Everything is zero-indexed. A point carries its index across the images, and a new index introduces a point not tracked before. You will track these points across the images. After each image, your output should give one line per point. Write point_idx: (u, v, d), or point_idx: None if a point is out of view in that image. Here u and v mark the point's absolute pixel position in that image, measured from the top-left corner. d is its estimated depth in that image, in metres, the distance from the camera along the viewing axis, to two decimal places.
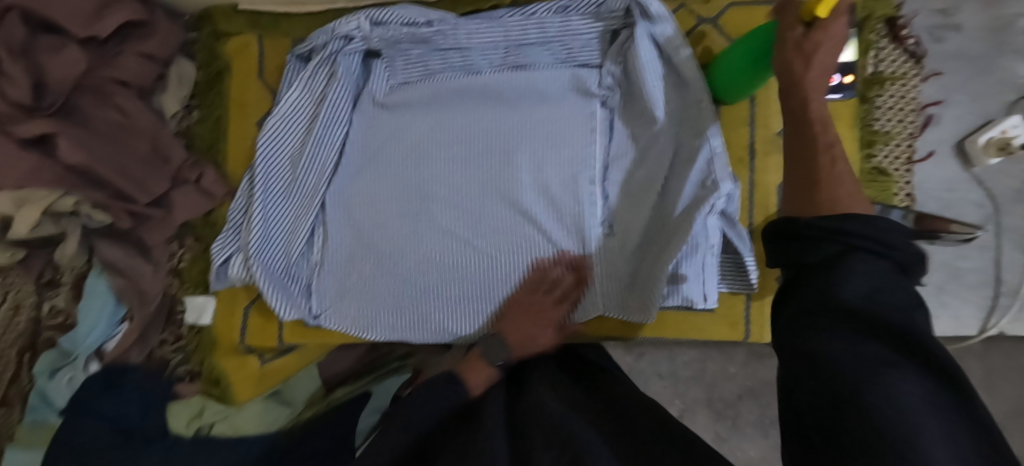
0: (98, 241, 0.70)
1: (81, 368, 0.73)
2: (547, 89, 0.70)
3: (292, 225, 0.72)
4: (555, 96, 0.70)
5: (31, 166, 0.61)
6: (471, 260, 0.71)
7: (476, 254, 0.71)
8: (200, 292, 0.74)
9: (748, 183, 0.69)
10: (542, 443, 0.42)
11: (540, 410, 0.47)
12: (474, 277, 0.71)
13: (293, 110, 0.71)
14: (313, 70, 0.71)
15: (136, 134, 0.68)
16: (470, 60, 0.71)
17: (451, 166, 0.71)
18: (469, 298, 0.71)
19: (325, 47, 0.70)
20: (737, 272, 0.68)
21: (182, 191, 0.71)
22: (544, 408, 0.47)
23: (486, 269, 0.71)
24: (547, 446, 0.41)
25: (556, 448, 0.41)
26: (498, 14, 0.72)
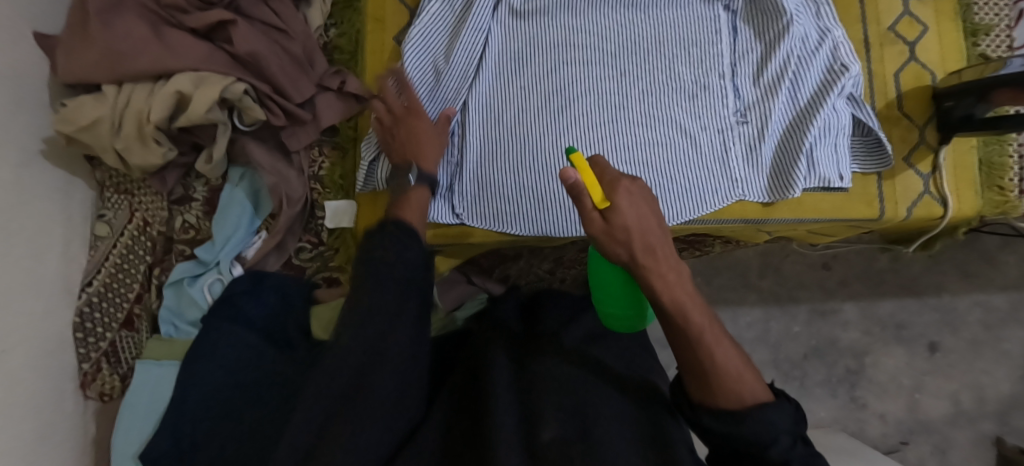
0: (249, 144, 0.71)
1: (226, 271, 0.72)
2: None
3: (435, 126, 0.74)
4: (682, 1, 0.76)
5: (204, 53, 0.63)
6: (611, 152, 0.73)
7: (617, 146, 0.73)
8: (341, 198, 0.74)
9: (867, 72, 0.74)
10: (556, 398, 0.50)
11: (539, 381, 0.52)
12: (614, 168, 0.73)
13: (435, 21, 0.75)
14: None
15: (292, 37, 0.70)
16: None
17: (588, 67, 0.75)
18: None
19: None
20: (869, 152, 0.72)
21: (325, 97, 0.73)
22: (538, 374, 0.54)
23: (628, 160, 0.73)
24: (559, 407, 0.48)
25: (571, 409, 0.49)
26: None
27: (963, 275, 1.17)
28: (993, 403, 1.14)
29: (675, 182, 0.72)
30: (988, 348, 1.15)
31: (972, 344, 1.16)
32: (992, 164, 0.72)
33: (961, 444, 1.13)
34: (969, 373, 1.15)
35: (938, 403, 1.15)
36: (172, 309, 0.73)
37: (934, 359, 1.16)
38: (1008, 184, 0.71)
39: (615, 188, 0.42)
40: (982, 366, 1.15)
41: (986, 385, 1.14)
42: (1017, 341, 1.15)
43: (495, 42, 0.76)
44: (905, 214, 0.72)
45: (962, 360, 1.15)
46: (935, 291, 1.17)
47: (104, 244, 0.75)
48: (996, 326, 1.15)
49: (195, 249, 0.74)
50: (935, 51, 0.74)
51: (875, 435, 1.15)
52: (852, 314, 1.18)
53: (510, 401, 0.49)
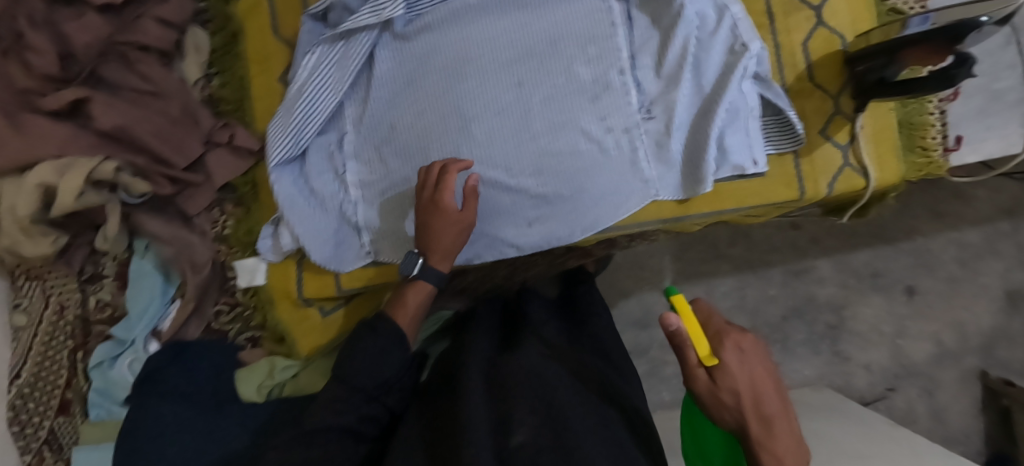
0: (140, 216, 0.68)
1: (141, 349, 0.70)
2: None
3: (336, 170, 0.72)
4: None
5: (66, 135, 0.60)
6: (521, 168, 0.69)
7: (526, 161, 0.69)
8: (250, 255, 0.72)
9: (774, 45, 0.70)
10: (532, 399, 0.51)
11: (520, 379, 0.55)
12: (525, 185, 0.69)
13: (319, 59, 0.70)
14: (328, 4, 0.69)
15: (165, 99, 0.67)
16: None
17: (483, 79, 0.69)
18: (523, 206, 0.70)
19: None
20: (782, 131, 0.69)
21: (216, 154, 0.71)
22: (521, 371, 0.56)
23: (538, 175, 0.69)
24: (532, 411, 0.49)
25: (545, 414, 0.49)
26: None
27: (933, 215, 1.14)
28: (976, 337, 1.12)
29: (586, 190, 0.69)
30: (965, 283, 1.13)
31: (950, 282, 1.14)
32: (913, 125, 0.69)
33: (948, 383, 1.12)
34: (948, 310, 1.13)
35: (920, 345, 1.13)
36: (96, 394, 0.71)
37: (913, 302, 1.14)
38: (931, 144, 0.69)
39: (722, 341, 0.42)
40: (961, 302, 1.13)
41: (967, 320, 1.13)
42: (995, 271, 1.13)
43: (386, 71, 0.72)
44: (828, 191, 0.69)
45: (940, 298, 1.14)
46: (906, 235, 1.14)
47: (24, 334, 0.72)
48: (971, 261, 1.13)
49: (113, 329, 0.72)
50: (843, 12, 0.69)
51: (862, 385, 1.14)
52: (827, 269, 1.15)
53: (487, 410, 0.49)
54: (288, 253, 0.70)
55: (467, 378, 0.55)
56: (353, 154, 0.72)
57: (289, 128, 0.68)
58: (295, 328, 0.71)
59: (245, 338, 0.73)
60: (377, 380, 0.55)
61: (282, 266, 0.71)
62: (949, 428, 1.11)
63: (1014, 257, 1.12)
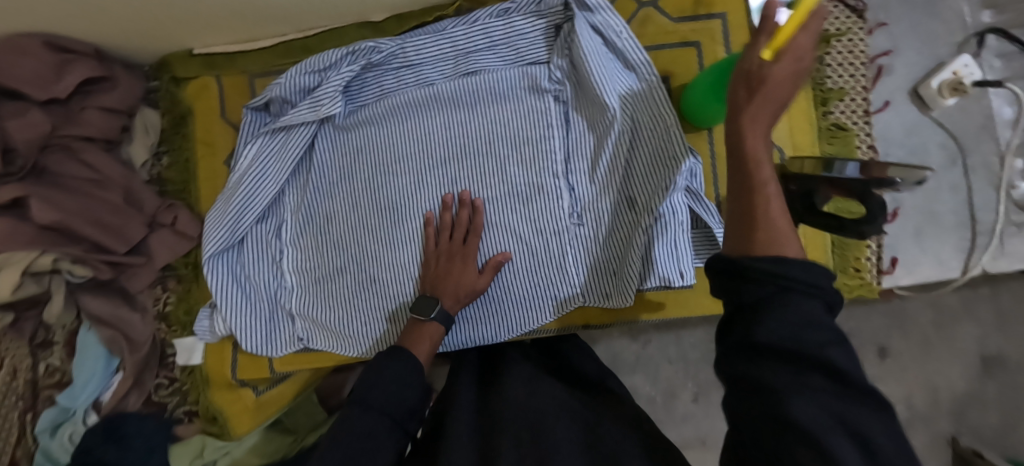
0: (82, 296, 0.71)
1: (81, 421, 0.73)
2: (502, 90, 0.72)
3: (272, 257, 0.73)
4: (510, 95, 0.72)
5: (8, 228, 0.63)
6: None
7: None
8: (188, 334, 0.74)
9: (709, 155, 0.70)
10: (513, 437, 0.55)
11: (501, 413, 0.59)
12: None
13: (258, 151, 0.71)
14: (270, 97, 0.71)
15: (109, 187, 0.69)
16: (422, 73, 0.73)
17: (416, 176, 0.71)
18: None
19: (279, 94, 0.70)
20: (710, 245, 0.69)
21: (159, 236, 0.73)
22: (507, 404, 0.61)
23: None
24: (514, 446, 0.54)
25: (526, 448, 0.53)
26: (442, 25, 0.73)
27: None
28: (948, 403, 0.89)
29: (511, 290, 0.71)
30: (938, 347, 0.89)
31: (924, 346, 0.90)
32: (846, 245, 0.67)
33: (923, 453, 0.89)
34: (921, 371, 0.90)
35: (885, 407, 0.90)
36: (39, 461, 0.74)
37: (886, 364, 0.90)
38: (863, 264, 0.67)
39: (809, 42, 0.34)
40: (934, 365, 0.89)
41: (942, 384, 0.89)
42: (971, 335, 0.89)
43: (326, 160, 0.74)
44: None
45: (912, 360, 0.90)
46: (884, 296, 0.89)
47: None
48: (946, 324, 0.90)
49: (58, 395, 0.76)
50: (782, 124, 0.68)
51: None
52: None
53: (470, 454, 0.54)
54: (224, 335, 0.73)
55: (453, 422, 0.59)
56: (289, 240, 0.73)
57: (224, 220, 0.70)
58: (228, 408, 0.74)
59: (182, 411, 0.76)
60: (391, 388, 0.56)
61: (218, 348, 0.73)
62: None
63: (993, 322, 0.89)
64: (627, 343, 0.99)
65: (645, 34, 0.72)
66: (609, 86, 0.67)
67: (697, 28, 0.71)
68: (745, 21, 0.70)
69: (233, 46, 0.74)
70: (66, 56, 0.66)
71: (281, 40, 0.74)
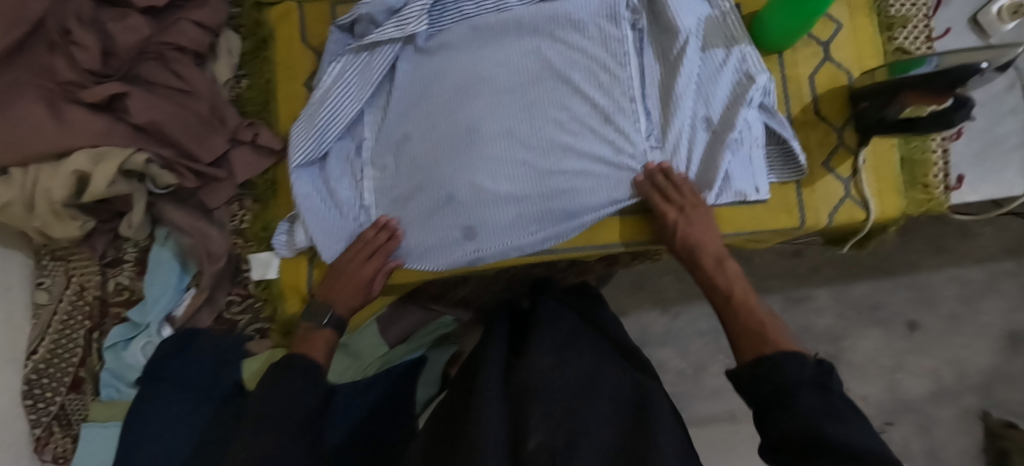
0: (165, 206, 0.72)
1: (155, 333, 0.73)
2: (580, 16, 0.73)
3: (353, 173, 0.76)
4: (588, 21, 0.73)
5: (101, 127, 0.64)
6: (528, 182, 0.72)
7: (534, 176, 0.72)
8: (264, 249, 0.75)
9: (781, 77, 0.72)
10: (547, 406, 0.56)
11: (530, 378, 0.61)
12: (532, 197, 0.72)
13: (341, 69, 0.73)
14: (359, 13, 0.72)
15: (197, 98, 0.71)
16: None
17: (496, 96, 0.73)
18: (527, 221, 0.72)
19: (367, 12, 0.71)
20: (785, 160, 0.71)
21: (239, 152, 0.74)
22: (537, 374, 0.62)
23: (541, 190, 0.72)
24: (548, 413, 0.55)
25: (558, 418, 0.55)
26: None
27: (936, 251, 1.07)
28: (975, 374, 1.06)
29: (585, 208, 0.72)
30: (965, 321, 1.07)
31: (952, 319, 1.07)
32: (914, 162, 0.70)
33: (944, 423, 1.05)
34: (949, 348, 1.07)
35: (919, 381, 1.06)
36: (108, 373, 0.74)
37: (913, 337, 1.07)
38: (932, 181, 0.70)
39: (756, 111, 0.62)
40: (962, 339, 1.06)
41: (968, 356, 1.06)
42: (999, 309, 1.06)
43: (405, 83, 0.76)
44: (828, 221, 0.70)
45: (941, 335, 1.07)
46: (910, 269, 1.08)
47: (45, 311, 0.78)
48: (973, 298, 1.06)
49: (129, 311, 0.76)
50: (850, 49, 0.72)
51: None
52: (827, 299, 1.08)
53: (500, 421, 0.55)
54: (303, 249, 0.73)
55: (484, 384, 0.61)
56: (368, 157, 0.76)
57: (311, 132, 0.71)
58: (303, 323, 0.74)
59: (254, 328, 0.75)
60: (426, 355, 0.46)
61: (296, 261, 0.74)
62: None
63: (1018, 296, 1.06)
64: (658, 314, 1.11)
65: None
66: (683, 12, 0.71)
67: None
68: None
69: None
70: None
71: None
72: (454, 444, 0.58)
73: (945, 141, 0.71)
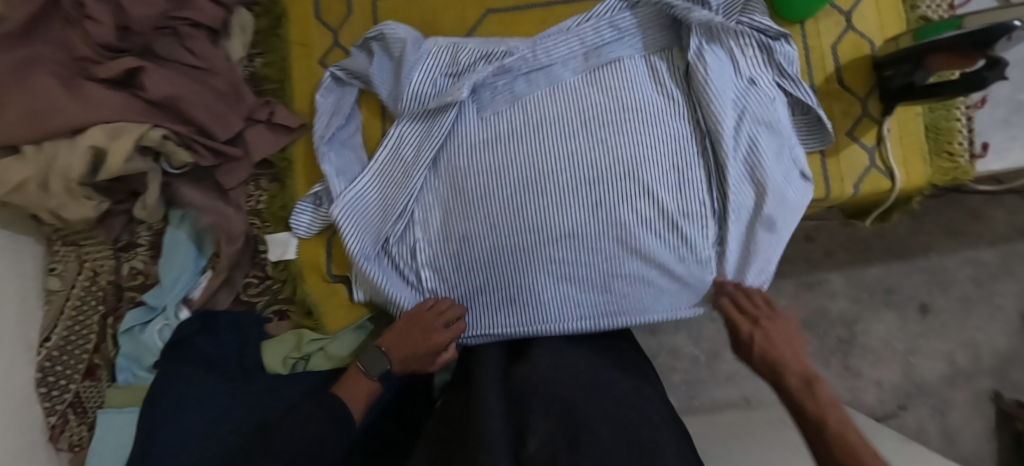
0: (180, 186, 0.70)
1: (173, 315, 0.71)
2: (636, 77, 0.65)
3: (397, 266, 0.68)
4: (645, 85, 0.65)
5: (118, 103, 0.63)
6: (591, 264, 0.61)
7: (598, 252, 0.60)
8: (282, 229, 0.73)
9: (803, 47, 0.72)
10: (546, 401, 0.54)
11: (531, 376, 0.59)
12: (594, 284, 0.62)
13: (387, 154, 0.70)
14: (398, 34, 0.70)
15: (213, 75, 0.69)
16: (553, 74, 0.67)
17: (565, 160, 0.60)
18: (587, 309, 0.63)
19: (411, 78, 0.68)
20: (812, 130, 0.69)
21: (255, 131, 0.73)
22: (536, 372, 0.59)
23: (605, 274, 0.61)
24: (548, 414, 0.53)
25: (561, 415, 0.52)
26: (566, 25, 0.71)
27: (949, 233, 1.06)
28: (987, 355, 1.06)
29: (650, 287, 0.62)
30: (979, 303, 1.06)
31: (964, 302, 1.06)
32: (939, 130, 0.69)
33: (957, 405, 1.05)
34: (962, 330, 1.06)
35: (933, 364, 1.06)
36: (124, 357, 0.72)
37: (926, 321, 1.07)
38: (958, 149, 0.69)
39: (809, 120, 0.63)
40: (975, 322, 1.06)
41: (982, 340, 1.06)
42: (1010, 292, 1.06)
43: (454, 168, 0.65)
44: (853, 191, 0.70)
45: (954, 319, 1.06)
46: (922, 251, 1.07)
47: (57, 297, 0.76)
48: (986, 281, 1.06)
49: (144, 295, 0.74)
50: (872, 18, 0.72)
51: (871, 401, 1.06)
52: (840, 284, 1.08)
53: (504, 413, 0.53)
54: (322, 228, 0.72)
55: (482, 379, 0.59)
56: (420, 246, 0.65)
57: (335, 119, 0.71)
58: (322, 303, 0.72)
59: (273, 310, 0.74)
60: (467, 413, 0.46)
61: (316, 240, 0.73)
62: (957, 449, 1.04)
63: None
64: None
65: None
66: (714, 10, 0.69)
67: None
68: None
69: None
70: None
71: None
72: (447, 442, 0.55)
73: (969, 109, 0.70)
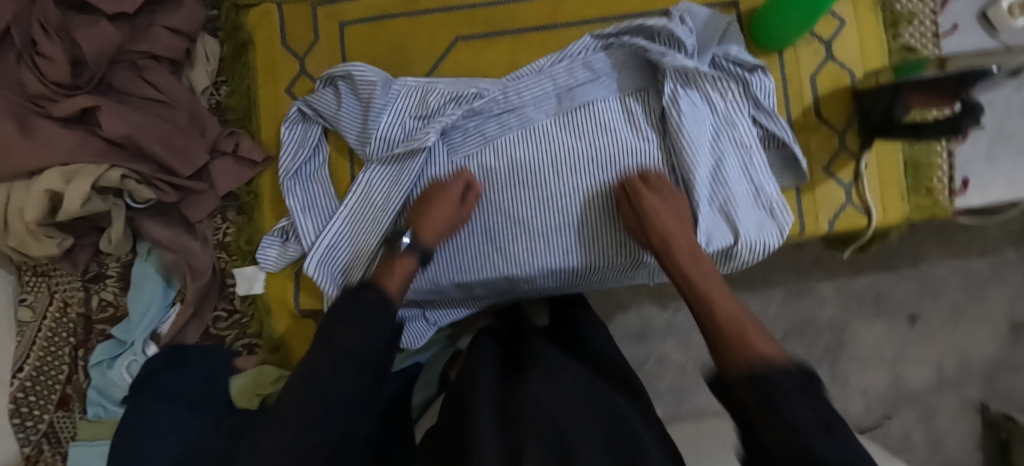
0: (144, 221, 0.70)
1: (140, 351, 0.71)
2: (607, 122, 0.67)
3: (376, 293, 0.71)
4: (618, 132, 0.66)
5: (75, 142, 0.62)
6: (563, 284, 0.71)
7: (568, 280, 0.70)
8: (249, 263, 0.73)
9: (780, 77, 0.69)
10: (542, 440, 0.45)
11: (525, 399, 0.50)
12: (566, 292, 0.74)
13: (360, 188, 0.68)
14: (368, 77, 0.69)
15: (174, 108, 0.68)
16: (526, 118, 0.68)
17: (541, 213, 0.66)
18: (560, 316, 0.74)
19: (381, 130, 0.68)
20: (786, 165, 0.68)
21: (221, 163, 0.72)
22: (537, 395, 0.50)
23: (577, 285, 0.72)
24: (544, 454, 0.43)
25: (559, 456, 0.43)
26: (539, 64, 0.70)
27: (939, 240, 0.94)
28: (978, 364, 0.94)
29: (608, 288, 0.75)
30: (968, 312, 0.94)
31: (953, 312, 0.95)
32: (919, 166, 0.67)
33: (947, 414, 0.94)
34: (950, 337, 0.95)
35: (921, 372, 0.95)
36: (94, 393, 0.73)
37: (915, 330, 0.95)
38: (937, 185, 0.67)
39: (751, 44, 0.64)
40: (965, 330, 0.94)
41: (970, 349, 0.94)
42: (1002, 298, 0.94)
43: None
44: (827, 228, 0.68)
45: (943, 326, 0.95)
46: (911, 259, 0.95)
47: (29, 328, 0.76)
48: (978, 289, 0.94)
49: (114, 328, 0.74)
50: (853, 47, 0.69)
51: (856, 411, 0.96)
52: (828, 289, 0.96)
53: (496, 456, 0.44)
54: (288, 262, 0.71)
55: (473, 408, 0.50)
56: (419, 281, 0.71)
57: (301, 152, 0.70)
58: (291, 338, 0.72)
59: (241, 344, 0.74)
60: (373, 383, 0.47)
61: (282, 274, 0.72)
62: (943, 457, 0.94)
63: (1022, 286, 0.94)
64: (658, 309, 0.99)
65: None
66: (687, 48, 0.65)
67: None
68: None
69: None
70: None
71: None
72: None
73: (950, 144, 0.67)
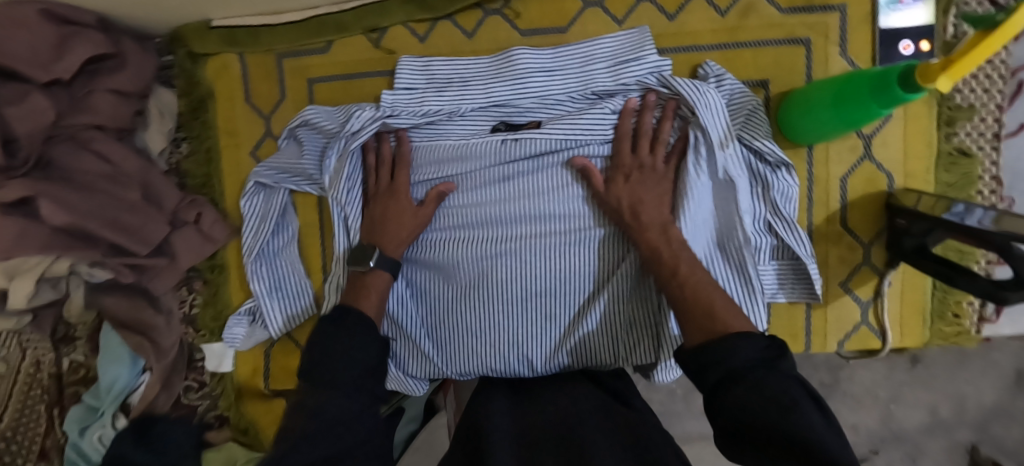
0: (103, 297, 0.65)
1: (109, 424, 0.70)
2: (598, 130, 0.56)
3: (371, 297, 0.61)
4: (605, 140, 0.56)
5: (16, 230, 0.56)
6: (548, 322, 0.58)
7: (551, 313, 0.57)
8: (218, 339, 0.70)
9: (805, 178, 0.61)
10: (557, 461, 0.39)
11: (560, 424, 0.46)
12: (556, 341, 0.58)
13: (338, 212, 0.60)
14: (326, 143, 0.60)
15: (126, 180, 0.62)
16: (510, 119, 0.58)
17: (541, 287, 0.57)
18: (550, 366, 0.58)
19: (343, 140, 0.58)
20: (799, 281, 0.60)
21: (182, 235, 0.67)
22: (559, 420, 0.47)
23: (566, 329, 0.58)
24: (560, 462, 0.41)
25: None
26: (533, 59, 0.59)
27: None
28: (975, 413, 0.68)
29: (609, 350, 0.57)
30: (972, 358, 0.68)
31: (958, 358, 0.68)
32: (949, 289, 0.61)
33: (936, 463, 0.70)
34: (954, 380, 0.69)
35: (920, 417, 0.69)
36: (69, 459, 0.71)
37: (915, 372, 0.69)
38: (964, 309, 0.62)
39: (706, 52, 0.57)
40: (967, 375, 0.68)
41: (970, 393, 0.68)
42: (1011, 349, 0.67)
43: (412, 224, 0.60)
44: (836, 346, 0.63)
45: (946, 371, 0.68)
46: None
47: (4, 382, 0.74)
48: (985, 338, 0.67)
49: (84, 394, 0.72)
50: (898, 147, 0.59)
51: None
52: None
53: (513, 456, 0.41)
54: (255, 343, 0.68)
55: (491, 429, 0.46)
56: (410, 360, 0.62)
57: (264, 227, 0.64)
58: (260, 417, 0.71)
59: (213, 415, 0.73)
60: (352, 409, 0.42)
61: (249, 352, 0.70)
62: None
63: None
64: None
65: (747, 27, 0.60)
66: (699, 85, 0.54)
67: (810, 22, 0.59)
68: (868, 15, 0.58)
69: (258, 19, 0.64)
70: (68, 28, 0.56)
71: (311, 15, 0.63)
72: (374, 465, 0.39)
73: (988, 264, 0.61)
